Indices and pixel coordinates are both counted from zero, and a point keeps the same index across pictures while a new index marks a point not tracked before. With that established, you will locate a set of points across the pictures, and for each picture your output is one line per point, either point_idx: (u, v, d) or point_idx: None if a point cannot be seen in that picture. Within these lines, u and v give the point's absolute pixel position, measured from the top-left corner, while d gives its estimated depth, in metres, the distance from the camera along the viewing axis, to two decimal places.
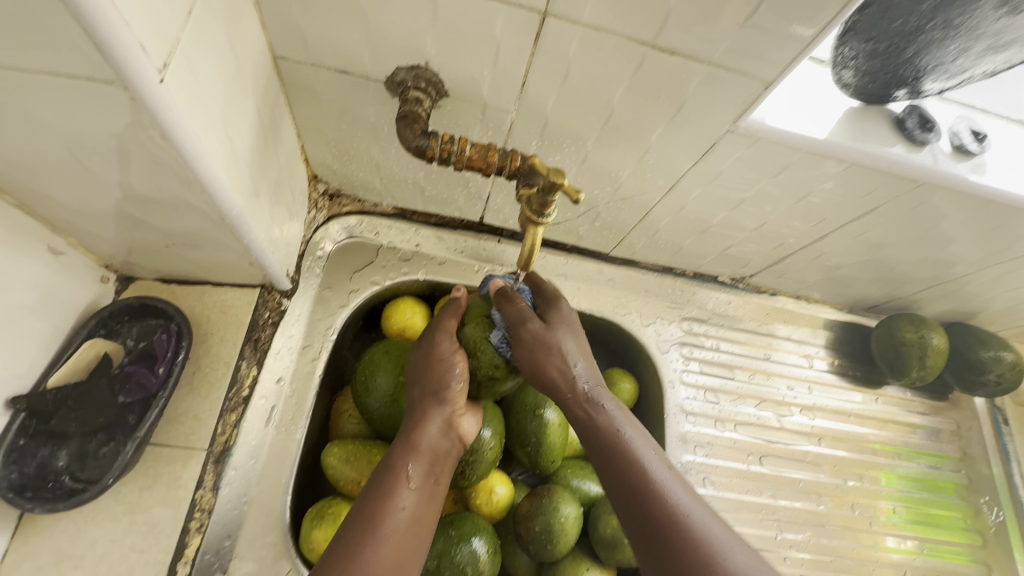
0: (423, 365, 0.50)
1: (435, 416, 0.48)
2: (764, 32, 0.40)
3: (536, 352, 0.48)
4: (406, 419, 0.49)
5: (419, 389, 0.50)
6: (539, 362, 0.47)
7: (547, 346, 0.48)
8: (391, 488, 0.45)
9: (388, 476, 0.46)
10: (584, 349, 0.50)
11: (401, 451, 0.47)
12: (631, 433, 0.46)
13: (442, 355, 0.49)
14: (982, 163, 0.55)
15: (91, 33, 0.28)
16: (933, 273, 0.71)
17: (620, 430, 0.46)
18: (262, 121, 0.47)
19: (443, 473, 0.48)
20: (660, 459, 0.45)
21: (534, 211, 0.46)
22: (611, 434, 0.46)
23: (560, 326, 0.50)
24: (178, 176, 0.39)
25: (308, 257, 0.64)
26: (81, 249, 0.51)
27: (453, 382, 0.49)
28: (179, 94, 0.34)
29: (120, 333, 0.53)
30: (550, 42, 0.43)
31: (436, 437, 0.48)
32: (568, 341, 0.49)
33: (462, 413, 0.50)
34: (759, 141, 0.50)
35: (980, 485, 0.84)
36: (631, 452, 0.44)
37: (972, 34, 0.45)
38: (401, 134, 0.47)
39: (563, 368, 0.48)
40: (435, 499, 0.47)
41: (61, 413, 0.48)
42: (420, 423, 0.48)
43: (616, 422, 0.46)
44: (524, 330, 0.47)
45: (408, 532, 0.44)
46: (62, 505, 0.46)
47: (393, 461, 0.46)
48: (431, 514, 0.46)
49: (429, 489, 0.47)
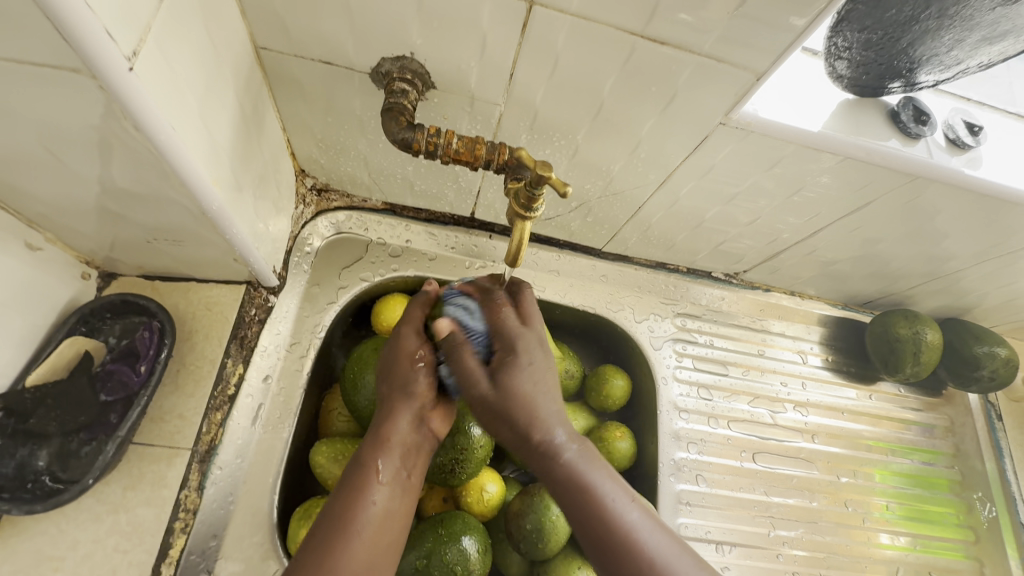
0: (391, 363, 0.50)
1: (403, 411, 0.47)
2: (755, 22, 0.39)
3: (507, 386, 0.43)
4: (376, 416, 0.48)
5: (389, 384, 0.48)
6: (512, 394, 0.43)
7: (517, 375, 0.44)
8: (361, 484, 0.43)
9: (358, 471, 0.44)
10: (550, 364, 0.46)
11: (371, 447, 0.45)
12: (597, 473, 0.43)
13: (408, 350, 0.49)
14: (977, 157, 0.54)
15: (54, 18, 0.27)
16: (928, 268, 0.71)
17: (585, 471, 0.42)
18: (243, 113, 0.46)
19: (416, 467, 0.47)
20: (625, 494, 0.42)
21: (521, 205, 0.45)
22: (574, 479, 0.42)
23: (531, 338, 0.47)
24: (155, 168, 0.38)
25: (296, 252, 0.63)
26: (59, 244, 0.50)
27: (419, 376, 0.48)
28: (151, 84, 0.33)
29: (102, 331, 0.53)
30: (538, 32, 0.42)
31: (408, 432, 0.47)
32: (532, 355, 0.45)
33: (434, 405, 0.48)
34: (751, 134, 0.49)
35: (974, 481, 0.84)
36: (598, 497, 0.41)
37: (967, 24, 0.43)
38: (387, 127, 0.46)
39: (529, 407, 0.43)
40: (408, 494, 0.45)
41: (40, 413, 0.48)
42: (390, 418, 0.47)
43: (578, 463, 0.43)
44: (485, 387, 0.44)
45: (380, 529, 0.43)
46: (41, 506, 0.45)
47: (363, 456, 0.45)
48: (405, 511, 0.45)
49: (403, 485, 0.45)
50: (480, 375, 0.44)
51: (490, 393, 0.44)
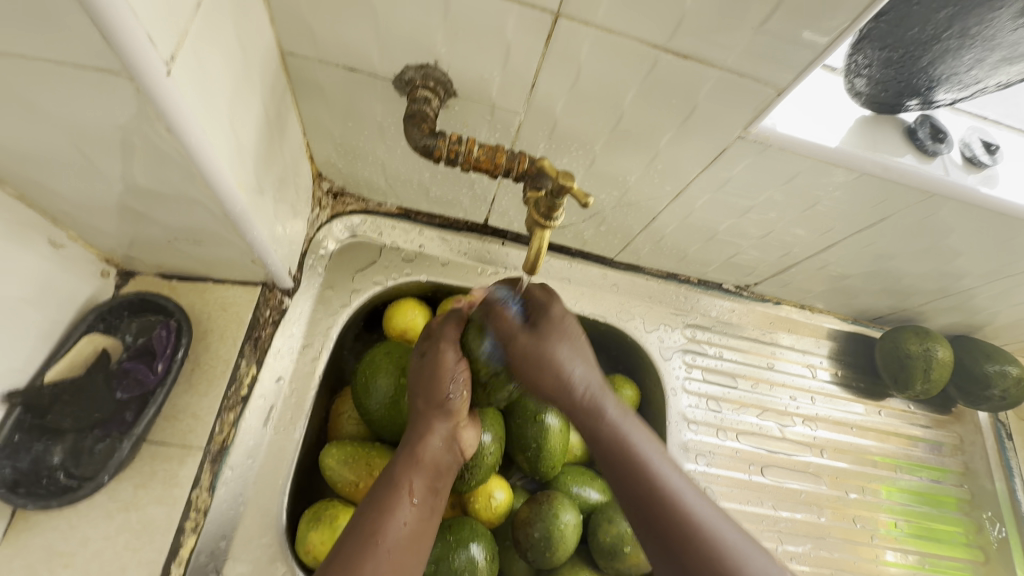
0: (427, 376, 0.49)
1: (437, 430, 0.48)
2: (779, 39, 0.40)
3: (544, 341, 0.45)
4: (409, 432, 0.49)
5: (423, 402, 0.49)
6: (546, 351, 0.44)
7: (556, 330, 0.45)
8: (392, 503, 0.45)
9: (390, 489, 0.46)
10: (582, 334, 0.47)
11: (404, 465, 0.47)
12: (636, 432, 0.44)
13: (446, 365, 0.49)
14: (993, 175, 0.54)
15: (99, 23, 0.27)
16: (939, 285, 0.71)
17: (624, 429, 0.44)
18: (267, 117, 0.46)
19: (442, 488, 0.49)
20: (666, 459, 0.43)
21: (541, 214, 0.45)
22: (617, 435, 0.43)
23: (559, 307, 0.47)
24: (182, 170, 0.39)
25: (310, 255, 0.64)
26: (81, 242, 0.51)
27: (456, 392, 0.49)
28: (185, 87, 0.33)
29: (119, 329, 0.53)
30: (561, 44, 0.43)
31: (439, 451, 0.48)
32: (567, 319, 0.47)
33: (465, 425, 0.50)
34: (770, 148, 0.49)
35: (982, 501, 0.83)
36: (637, 452, 0.43)
37: (988, 44, 0.44)
38: (409, 134, 0.47)
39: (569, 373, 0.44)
40: (433, 514, 0.47)
41: (57, 408, 0.48)
42: (424, 437, 0.48)
43: (619, 422, 0.44)
44: (521, 340, 0.45)
45: (407, 548, 0.44)
46: (55, 503, 0.46)
47: (396, 474, 0.47)
48: (428, 530, 0.46)
49: (429, 504, 0.47)
50: (519, 332, 0.45)
51: (528, 352, 0.45)
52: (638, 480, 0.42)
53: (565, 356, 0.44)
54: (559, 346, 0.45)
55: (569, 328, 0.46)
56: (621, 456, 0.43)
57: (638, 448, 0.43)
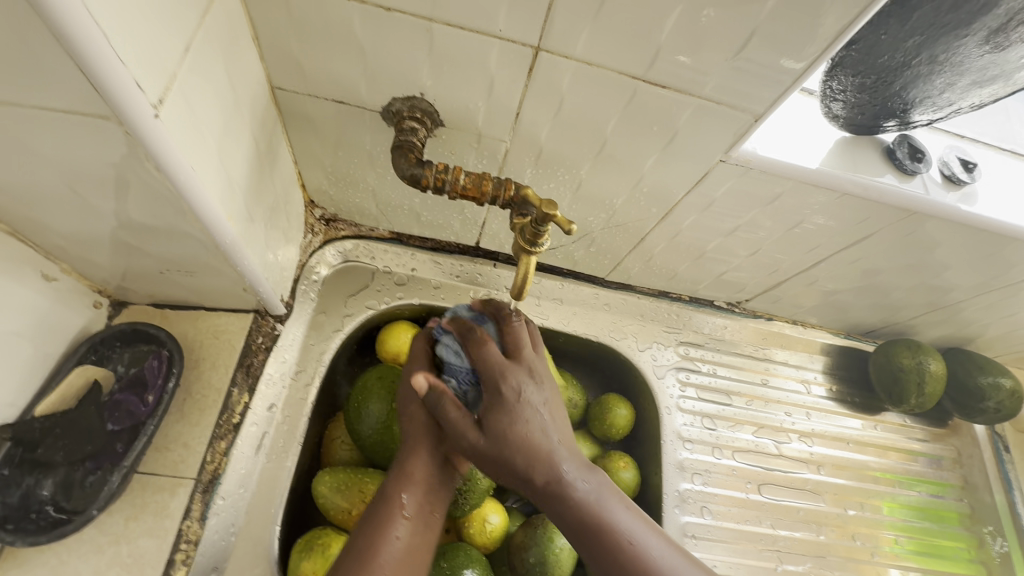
0: (408, 402, 0.50)
1: (427, 445, 0.47)
2: (754, 67, 0.41)
3: (494, 427, 0.42)
4: (401, 448, 0.49)
5: (413, 419, 0.49)
6: (505, 442, 0.42)
7: (505, 413, 0.42)
8: (384, 520, 0.44)
9: (382, 505, 0.45)
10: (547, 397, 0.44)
11: (396, 481, 0.46)
12: (609, 504, 0.42)
13: (426, 386, 0.47)
14: (972, 193, 0.55)
15: (88, 73, 0.28)
16: (929, 299, 0.71)
17: (596, 506, 0.42)
18: (257, 149, 0.47)
19: (438, 505, 0.47)
20: (645, 526, 0.42)
21: (527, 241, 0.46)
22: (590, 516, 0.41)
23: (530, 370, 0.45)
24: (172, 205, 0.39)
25: (303, 281, 0.64)
26: (74, 275, 0.51)
27: (441, 408, 0.47)
28: (173, 128, 0.34)
29: (111, 360, 0.53)
30: (543, 75, 0.44)
31: (431, 465, 0.47)
32: (524, 390, 0.43)
33: (458, 435, 0.49)
34: (751, 171, 0.50)
35: (984, 515, 0.82)
36: (613, 532, 0.41)
37: (958, 69, 0.45)
38: (396, 163, 0.48)
39: (531, 447, 0.42)
40: (430, 529, 0.46)
41: (48, 442, 0.48)
42: (415, 452, 0.47)
43: (591, 496, 0.42)
44: (474, 438, 0.43)
45: (402, 564, 0.43)
46: (44, 538, 0.46)
47: (389, 490, 0.46)
48: (426, 546, 0.45)
49: (426, 519, 0.46)
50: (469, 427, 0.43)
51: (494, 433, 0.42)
52: (609, 546, 0.40)
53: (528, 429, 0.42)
54: (512, 427, 0.42)
55: (529, 402, 0.43)
56: (592, 536, 0.41)
57: (613, 517, 0.41)
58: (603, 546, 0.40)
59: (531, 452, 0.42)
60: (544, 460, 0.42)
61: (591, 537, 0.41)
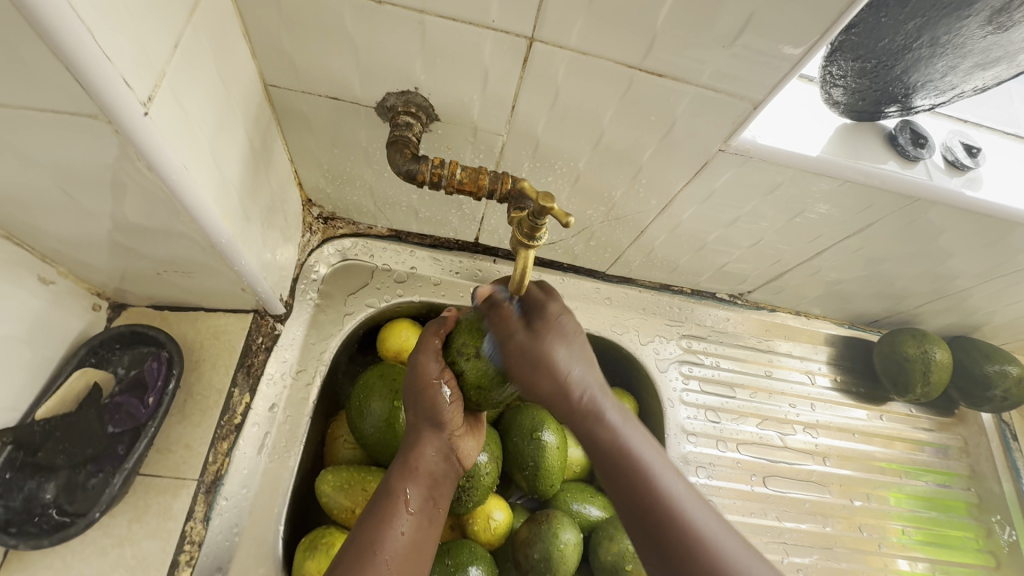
0: (412, 392, 0.47)
1: (430, 440, 0.47)
2: (753, 53, 0.40)
3: (538, 345, 0.43)
4: (402, 443, 0.48)
5: (413, 413, 0.48)
6: (543, 353, 0.42)
7: (551, 336, 0.43)
8: (389, 514, 0.44)
9: (385, 501, 0.45)
10: (583, 336, 0.45)
11: (398, 476, 0.46)
12: (637, 439, 0.42)
13: (428, 377, 0.46)
14: (977, 177, 0.54)
15: (74, 71, 0.28)
16: (933, 287, 0.71)
17: (625, 436, 0.42)
18: (252, 148, 0.47)
19: (441, 499, 0.47)
20: (670, 467, 0.41)
21: (524, 235, 0.44)
22: (616, 446, 0.41)
23: (561, 310, 0.45)
24: (166, 206, 0.39)
25: (302, 280, 0.64)
26: (71, 277, 0.51)
27: (444, 407, 0.46)
28: (163, 126, 0.34)
29: (111, 362, 0.53)
30: (538, 67, 0.43)
31: (434, 461, 0.47)
32: (565, 322, 0.44)
33: (461, 433, 0.48)
34: (751, 160, 0.50)
35: (992, 504, 0.82)
36: (640, 463, 0.40)
37: (960, 51, 0.44)
38: (392, 159, 0.47)
39: (563, 369, 0.42)
40: (433, 525, 0.46)
41: (49, 446, 0.48)
42: (417, 448, 0.47)
43: (619, 428, 0.42)
44: (514, 354, 0.43)
45: (406, 559, 0.43)
46: (47, 542, 0.46)
47: (392, 484, 0.45)
48: (430, 540, 0.45)
49: (429, 515, 0.46)
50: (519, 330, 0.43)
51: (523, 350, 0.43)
52: (641, 489, 0.40)
53: (564, 355, 0.43)
54: (549, 348, 0.43)
55: (567, 332, 0.44)
56: (620, 462, 0.41)
57: (640, 455, 0.41)
58: (628, 476, 0.40)
59: (564, 374, 0.42)
60: (563, 371, 0.42)
61: (614, 463, 0.41)
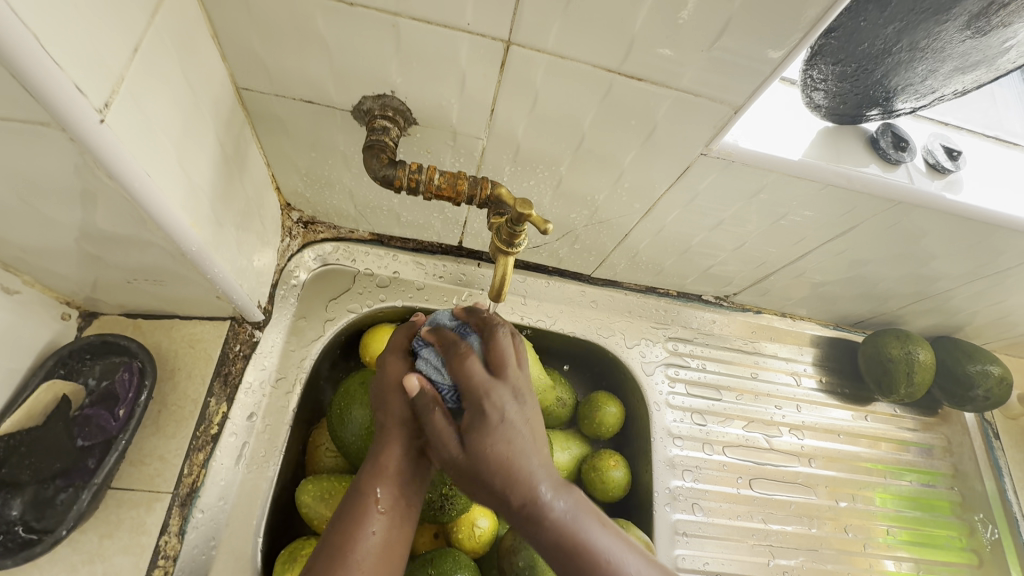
0: (380, 392, 0.48)
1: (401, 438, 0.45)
2: (733, 56, 0.40)
3: (478, 452, 0.40)
4: (374, 440, 0.47)
5: (385, 411, 0.47)
6: (484, 462, 0.40)
7: (489, 436, 0.40)
8: (360, 513, 0.43)
9: (357, 501, 0.44)
10: (529, 414, 0.43)
11: (369, 475, 0.45)
12: (587, 525, 0.40)
13: (392, 375, 0.48)
14: (957, 180, 0.54)
15: (18, 78, 0.27)
16: (916, 288, 0.71)
17: (573, 527, 0.40)
18: (224, 153, 0.46)
19: (414, 498, 0.45)
20: (621, 542, 0.40)
21: (503, 241, 0.44)
22: (567, 538, 0.39)
23: (504, 390, 0.42)
24: (132, 214, 0.38)
25: (281, 286, 0.63)
26: (38, 286, 0.49)
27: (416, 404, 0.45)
28: (122, 132, 0.33)
29: (81, 373, 0.52)
30: (515, 70, 0.42)
31: (406, 459, 0.45)
32: (507, 409, 0.41)
33: None
34: (733, 164, 0.49)
35: (974, 502, 0.82)
36: (592, 554, 0.39)
37: (939, 56, 0.44)
38: (368, 164, 0.46)
39: (512, 470, 0.40)
40: (406, 523, 0.44)
41: (15, 460, 0.47)
42: (388, 445, 0.45)
43: (568, 518, 0.40)
44: (453, 450, 0.42)
45: (378, 559, 0.42)
46: (10, 561, 0.44)
47: (362, 484, 0.44)
48: (404, 538, 0.44)
49: (403, 512, 0.44)
50: (451, 439, 0.42)
51: (480, 430, 0.41)
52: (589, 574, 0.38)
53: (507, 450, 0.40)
54: (490, 448, 0.40)
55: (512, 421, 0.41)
56: (573, 559, 0.39)
57: (592, 541, 0.39)
58: (583, 566, 0.38)
59: (514, 477, 0.40)
60: (511, 478, 0.40)
61: (566, 559, 0.39)
